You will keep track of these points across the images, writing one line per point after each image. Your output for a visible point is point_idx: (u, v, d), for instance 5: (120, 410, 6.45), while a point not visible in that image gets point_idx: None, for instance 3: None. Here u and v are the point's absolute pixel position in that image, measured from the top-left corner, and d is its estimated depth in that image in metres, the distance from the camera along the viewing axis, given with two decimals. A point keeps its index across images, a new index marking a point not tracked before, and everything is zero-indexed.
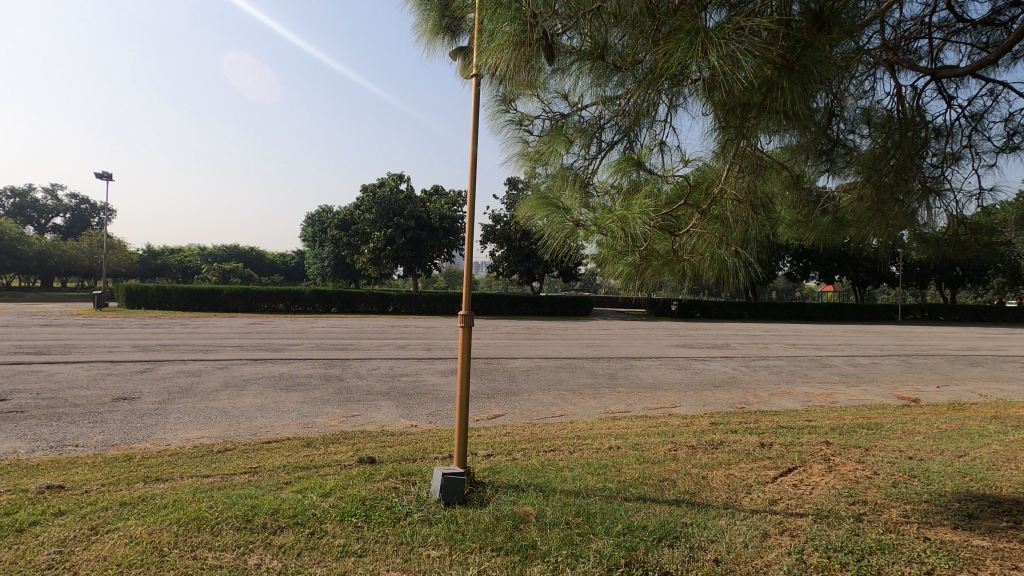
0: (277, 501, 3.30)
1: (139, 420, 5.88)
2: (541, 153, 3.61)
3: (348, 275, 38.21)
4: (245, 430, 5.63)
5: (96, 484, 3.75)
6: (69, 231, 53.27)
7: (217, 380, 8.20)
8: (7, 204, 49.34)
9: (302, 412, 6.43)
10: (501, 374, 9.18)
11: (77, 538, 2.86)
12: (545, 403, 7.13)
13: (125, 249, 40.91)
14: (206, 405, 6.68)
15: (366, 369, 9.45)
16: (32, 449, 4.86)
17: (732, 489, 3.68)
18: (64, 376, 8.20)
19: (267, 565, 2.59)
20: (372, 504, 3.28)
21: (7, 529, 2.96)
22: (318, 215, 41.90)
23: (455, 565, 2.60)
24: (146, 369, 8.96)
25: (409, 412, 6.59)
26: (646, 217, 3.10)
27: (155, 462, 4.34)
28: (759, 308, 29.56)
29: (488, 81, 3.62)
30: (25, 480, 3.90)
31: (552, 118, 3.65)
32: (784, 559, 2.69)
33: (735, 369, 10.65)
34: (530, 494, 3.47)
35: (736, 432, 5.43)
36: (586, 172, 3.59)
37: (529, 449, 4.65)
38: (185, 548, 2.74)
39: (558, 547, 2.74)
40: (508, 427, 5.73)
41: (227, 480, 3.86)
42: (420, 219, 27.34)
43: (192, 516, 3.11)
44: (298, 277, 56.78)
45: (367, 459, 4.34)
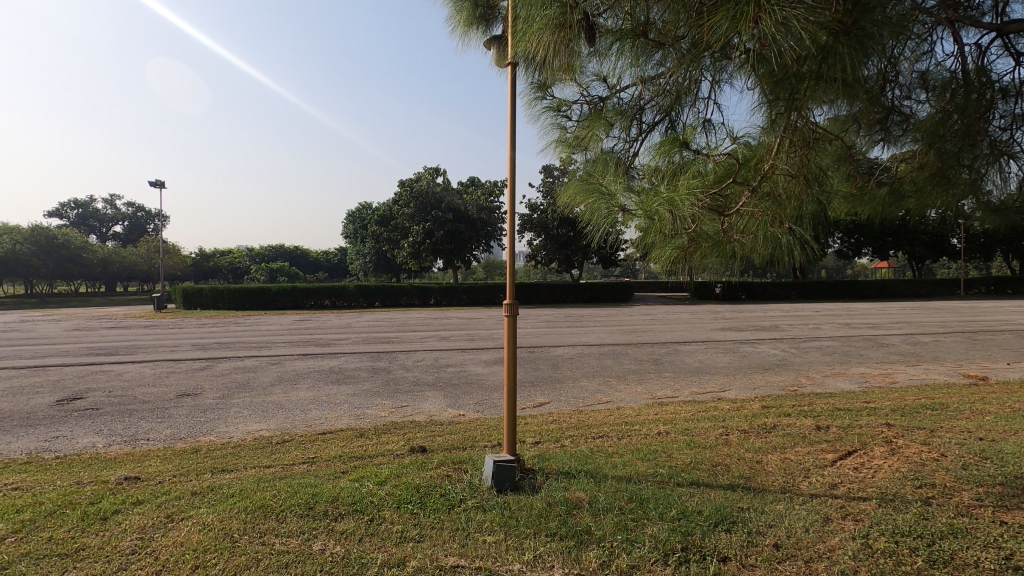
0: (337, 489, 3.43)
1: (202, 415, 6.18)
2: (580, 138, 3.57)
3: (389, 270, 38.96)
4: (300, 422, 5.85)
5: (168, 474, 3.98)
6: (127, 237, 56.23)
7: (271, 375, 8.53)
8: (72, 215, 52.52)
9: (354, 404, 6.63)
10: (544, 362, 9.20)
11: (156, 525, 3.04)
12: (591, 390, 7.13)
13: (179, 253, 42.89)
14: (262, 399, 6.96)
15: (412, 361, 9.64)
16: (109, 443, 5.19)
17: (789, 473, 3.59)
18: (132, 375, 8.69)
19: (331, 550, 2.69)
20: (426, 491, 3.36)
21: (94, 516, 3.18)
22: (358, 212, 42.85)
23: (511, 551, 2.63)
24: (205, 366, 9.41)
25: (456, 401, 6.69)
26: (693, 198, 3.04)
27: (220, 454, 4.57)
28: (808, 288, 28.57)
29: (524, 69, 3.61)
30: (105, 471, 4.18)
31: (590, 102, 3.60)
32: (848, 544, 2.61)
33: (786, 351, 10.35)
34: (581, 480, 3.47)
35: (789, 415, 5.29)
36: (627, 154, 3.54)
37: (577, 436, 4.66)
38: (253, 534, 2.88)
39: (613, 532, 2.75)
40: (555, 414, 5.75)
41: (288, 470, 4.02)
42: (457, 211, 27.59)
43: (258, 504, 3.26)
44: (341, 273, 58.37)
45: (418, 448, 4.44)
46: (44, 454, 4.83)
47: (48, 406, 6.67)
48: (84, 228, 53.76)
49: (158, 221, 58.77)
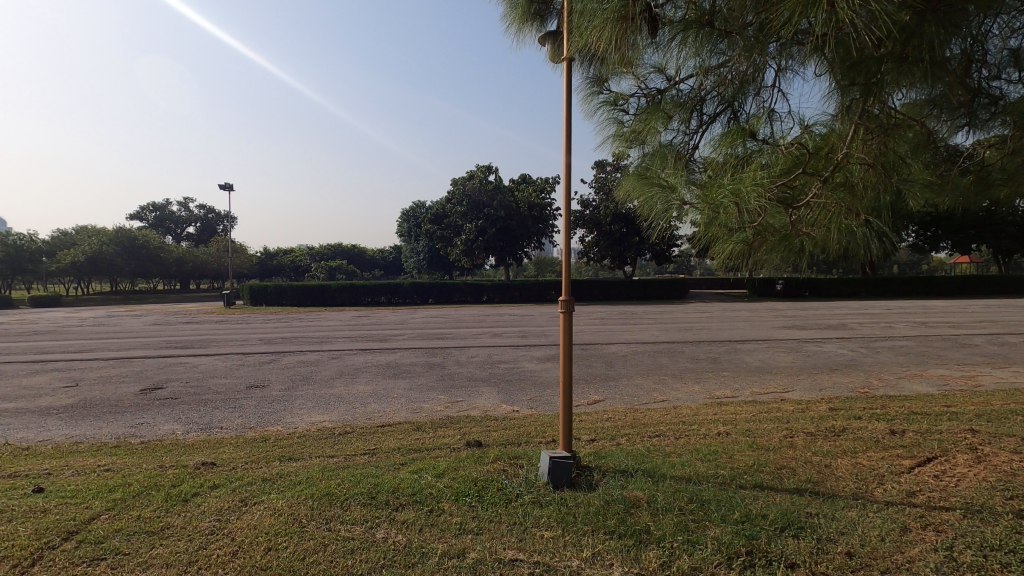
0: (397, 480, 3.53)
1: (270, 405, 6.50)
2: (637, 132, 3.52)
3: (442, 267, 39.47)
4: (361, 414, 6.05)
5: (241, 461, 4.21)
6: (199, 237, 59.85)
7: (332, 368, 8.86)
8: (151, 218, 56.39)
9: (410, 398, 6.80)
10: (598, 360, 9.11)
11: (231, 508, 3.23)
12: (646, 388, 7.01)
13: (245, 253, 45.13)
14: (325, 391, 7.24)
15: (466, 357, 9.77)
16: (187, 430, 5.54)
17: (861, 480, 3.41)
18: (206, 367, 9.24)
19: (393, 539, 2.78)
20: (483, 484, 3.41)
21: (176, 498, 3.41)
22: (412, 211, 43.76)
23: (569, 547, 2.64)
24: (272, 359, 9.88)
25: (510, 397, 6.74)
26: (760, 190, 2.92)
27: (288, 442, 4.80)
28: (879, 285, 26.93)
29: (581, 63, 3.60)
30: (184, 456, 4.48)
31: (647, 94, 3.54)
32: (929, 555, 2.45)
33: (855, 351, 9.81)
34: (639, 479, 3.42)
35: (860, 418, 5.01)
36: (687, 146, 3.47)
37: (633, 434, 4.60)
38: (321, 520, 3.00)
39: (673, 533, 2.70)
40: (610, 411, 5.69)
41: (351, 460, 4.17)
42: (509, 208, 27.72)
43: (323, 491, 3.40)
44: (396, 270, 59.75)
45: (474, 442, 4.50)
46: (131, 439, 5.22)
47: (133, 394, 7.19)
48: (162, 229, 57.70)
49: (228, 222, 62.25)
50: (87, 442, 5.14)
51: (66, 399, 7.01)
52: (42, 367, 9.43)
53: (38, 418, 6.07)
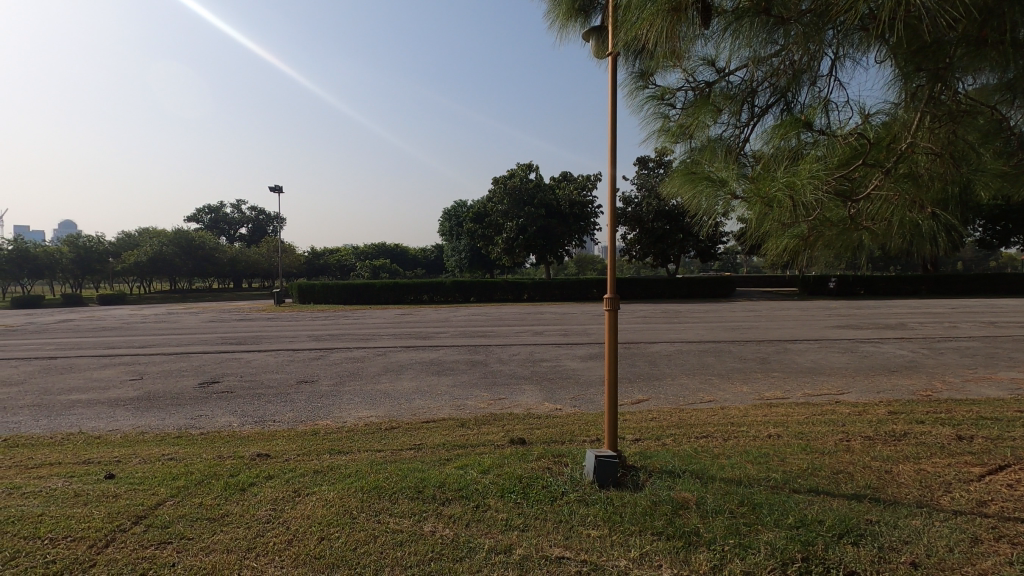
0: (443, 476, 3.58)
1: (319, 400, 6.70)
2: (685, 126, 3.47)
3: (483, 266, 39.74)
4: (406, 410, 6.16)
5: (293, 453, 4.37)
6: (251, 237, 62.10)
7: (378, 365, 9.06)
8: (207, 220, 59.06)
9: (454, 394, 6.87)
10: (642, 359, 8.98)
11: (285, 498, 3.36)
12: (692, 388, 6.86)
13: (294, 253, 46.65)
14: (371, 387, 7.41)
15: (508, 354, 9.81)
16: (243, 423, 5.78)
17: (926, 487, 3.23)
18: (259, 362, 9.61)
19: (440, 532, 2.82)
20: (528, 482, 3.42)
21: (235, 487, 3.57)
22: (454, 211, 44.21)
23: (616, 547, 2.61)
24: (320, 355, 10.18)
25: (552, 395, 6.73)
26: (818, 182, 2.81)
27: (337, 436, 4.94)
28: (941, 282, 25.46)
29: (626, 58, 3.57)
30: (241, 448, 4.67)
31: (695, 88, 3.47)
32: (1004, 569, 2.31)
33: (916, 352, 9.30)
34: (687, 480, 3.35)
35: (923, 423, 4.75)
36: (737, 140, 3.40)
37: (679, 435, 4.52)
38: (370, 512, 3.08)
39: (724, 536, 2.63)
40: (655, 411, 5.61)
41: (397, 455, 4.26)
42: (550, 207, 27.62)
43: (372, 484, 3.49)
44: (438, 269, 60.56)
45: (518, 439, 4.51)
46: (191, 430, 5.48)
47: (193, 388, 7.55)
48: (217, 230, 60.28)
49: (278, 223, 64.42)
50: (153, 432, 5.44)
51: (133, 391, 7.43)
52: (110, 361, 10.03)
53: (108, 409, 6.46)
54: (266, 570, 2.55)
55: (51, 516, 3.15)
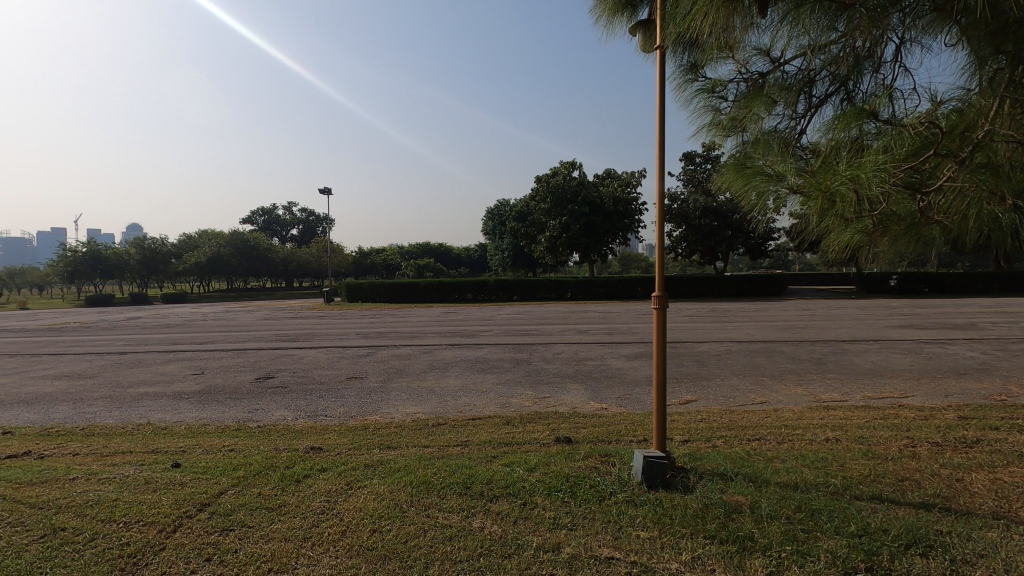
0: (490, 472, 3.60)
1: (369, 396, 6.87)
2: (737, 119, 3.39)
3: (526, 264, 39.76)
4: (451, 407, 6.24)
5: (345, 447, 4.50)
6: (301, 238, 64.14)
7: (423, 362, 9.21)
8: (260, 222, 61.53)
9: (499, 392, 6.91)
10: (689, 359, 8.78)
11: (338, 490, 3.46)
12: (743, 389, 6.66)
13: (342, 253, 47.97)
14: (417, 384, 7.56)
15: (552, 353, 9.79)
16: (297, 417, 5.99)
17: (1003, 498, 3.03)
18: (311, 359, 9.94)
19: (488, 529, 2.84)
20: (575, 481, 3.40)
21: (291, 478, 3.71)
22: (497, 209, 44.40)
23: (667, 549, 2.57)
24: (368, 353, 10.42)
25: (597, 394, 6.67)
26: (886, 173, 2.68)
27: (386, 431, 5.06)
28: (1017, 279, 23.77)
29: (675, 51, 3.52)
30: (296, 441, 4.84)
31: (749, 79, 3.38)
32: None
33: (989, 354, 8.71)
34: (740, 484, 3.26)
35: (998, 429, 4.45)
36: (793, 131, 3.31)
37: (730, 437, 4.39)
38: (420, 507, 3.13)
39: (781, 542, 2.55)
40: (704, 412, 5.48)
41: (444, 450, 4.32)
42: (594, 204, 27.35)
43: (421, 479, 3.55)
44: (481, 268, 61.02)
45: (564, 438, 4.50)
46: (249, 423, 5.72)
47: (250, 383, 7.89)
48: (270, 232, 62.62)
49: (326, 224, 66.36)
50: (213, 424, 5.70)
51: (195, 385, 7.82)
52: (174, 356, 10.59)
53: (173, 402, 6.82)
54: (322, 560, 2.63)
55: (125, 501, 3.35)
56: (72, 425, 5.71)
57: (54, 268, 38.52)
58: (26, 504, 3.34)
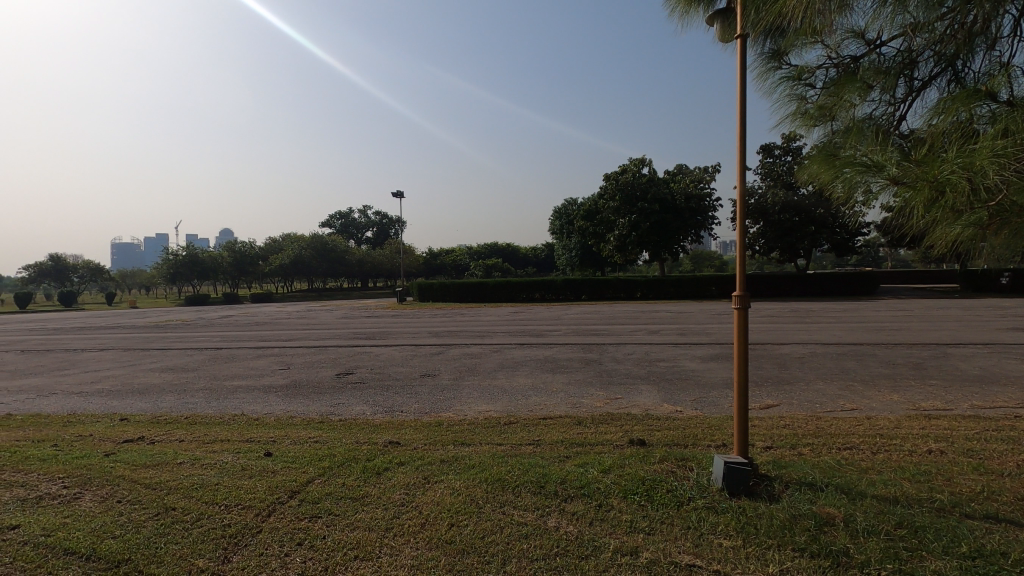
0: (564, 472, 3.60)
1: (442, 393, 7.05)
2: (826, 107, 3.21)
3: (594, 263, 39.36)
4: (523, 406, 6.29)
5: (421, 442, 4.63)
6: (376, 240, 66.79)
7: (494, 361, 9.34)
8: (338, 225, 64.68)
9: (570, 392, 6.88)
10: (769, 361, 8.37)
11: (416, 484, 3.58)
12: (830, 395, 6.27)
13: (413, 254, 49.50)
14: (488, 383, 7.67)
15: (622, 354, 9.62)
16: (375, 411, 6.26)
17: None
18: (386, 356, 10.32)
19: (564, 529, 2.84)
20: (652, 484, 3.32)
21: (372, 470, 3.88)
22: (564, 208, 44.29)
23: (752, 560, 2.46)
24: (440, 351, 10.69)
25: (671, 396, 6.50)
26: (1004, 160, 2.43)
27: (459, 428, 5.17)
28: None
29: (755, 39, 3.36)
30: (375, 435, 5.05)
31: (840, 64, 3.19)
32: None
33: None
34: (831, 495, 3.07)
35: None
36: (891, 118, 3.09)
37: (818, 444, 4.15)
38: (495, 503, 3.18)
39: (881, 560, 2.38)
40: (788, 418, 5.20)
41: (517, 449, 4.36)
42: (665, 201, 26.66)
43: (495, 477, 3.60)
44: (549, 267, 60.99)
45: (638, 440, 4.42)
46: (332, 416, 6.03)
47: (331, 379, 8.30)
48: (347, 235, 65.67)
49: (399, 226, 68.65)
50: (300, 417, 6.05)
51: (282, 380, 8.33)
52: (263, 352, 11.34)
53: (264, 395, 7.30)
54: (403, 550, 2.73)
55: (225, 485, 3.63)
56: (178, 414, 6.24)
57: (160, 271, 42.30)
58: (143, 484, 3.69)
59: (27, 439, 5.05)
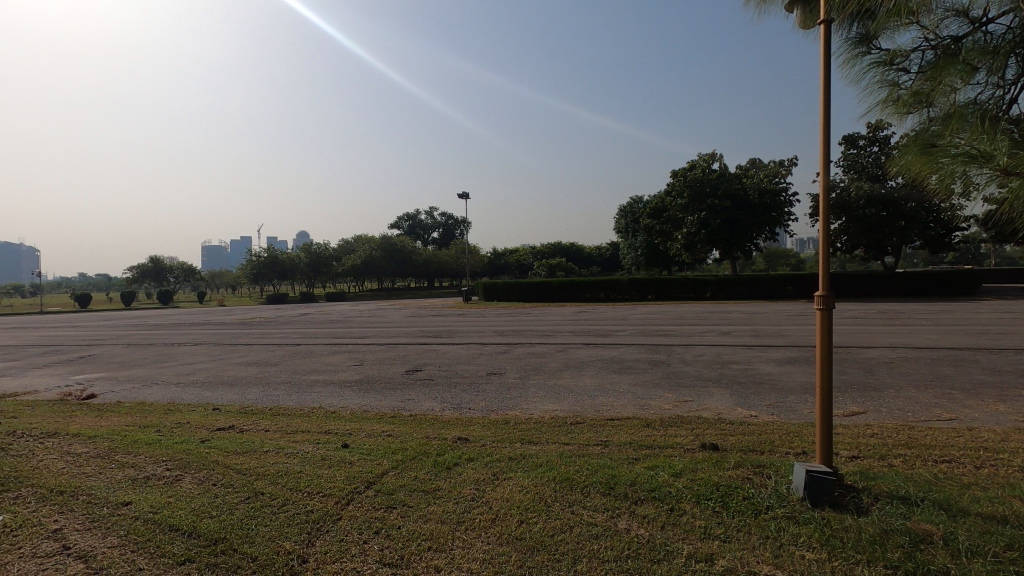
0: (634, 474, 3.54)
1: (508, 392, 7.13)
2: (922, 93, 3.00)
3: (662, 262, 38.41)
4: (589, 406, 6.26)
5: (489, 439, 4.71)
6: (443, 241, 68.28)
7: (559, 361, 9.31)
8: (406, 226, 66.71)
9: (637, 394, 6.76)
10: (854, 366, 7.85)
11: (485, 480, 3.64)
12: (924, 403, 5.80)
13: (478, 254, 50.22)
14: (554, 382, 7.66)
15: (692, 355, 9.34)
16: (443, 408, 6.43)
17: None
18: (453, 354, 10.55)
19: (635, 532, 2.80)
20: (727, 491, 3.21)
21: (443, 464, 3.98)
22: (631, 207, 43.50)
23: None
24: (505, 350, 10.79)
25: (745, 400, 6.24)
26: None
27: (527, 427, 5.21)
28: None
29: (842, 24, 3.19)
30: (444, 431, 5.17)
31: (939, 46, 2.97)
32: None
33: None
34: (929, 511, 2.84)
35: None
36: (1000, 102, 2.84)
37: (911, 456, 3.85)
38: (564, 503, 3.18)
39: None
40: (875, 427, 4.87)
41: (585, 449, 4.34)
42: (737, 197, 25.63)
43: (563, 476, 3.60)
44: (614, 266, 60.14)
45: (710, 444, 4.29)
46: (403, 411, 6.25)
47: (402, 375, 8.59)
48: (414, 236, 67.61)
49: (464, 227, 69.86)
50: (373, 411, 6.32)
51: (356, 375, 8.72)
52: (338, 348, 11.89)
53: (340, 389, 7.66)
54: (475, 544, 2.78)
55: (307, 474, 3.84)
56: (263, 406, 6.67)
57: (244, 271, 45.23)
58: (234, 469, 3.97)
59: (134, 424, 5.56)
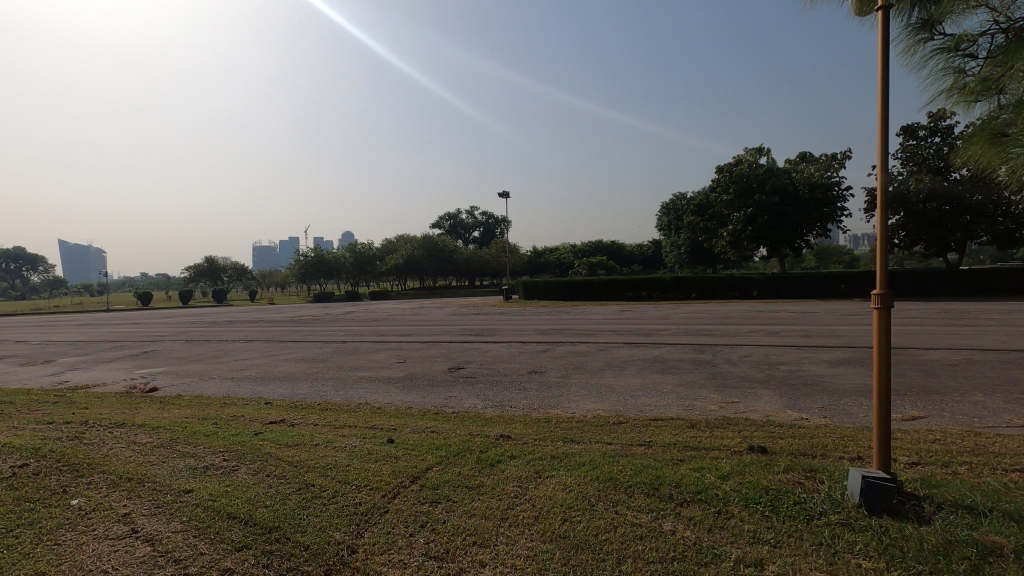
0: (678, 475, 3.49)
1: (550, 390, 7.13)
2: (991, 78, 2.83)
3: (706, 260, 37.55)
4: (632, 406, 6.19)
5: (531, 437, 4.73)
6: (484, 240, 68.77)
7: (600, 360, 9.24)
8: (447, 226, 67.53)
9: (681, 394, 6.64)
10: (913, 368, 7.46)
11: (528, 477, 3.66)
12: (992, 408, 5.47)
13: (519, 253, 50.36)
14: (596, 382, 7.61)
15: (738, 355, 9.11)
16: (485, 405, 6.49)
17: None
18: (494, 352, 10.62)
19: (681, 534, 2.76)
20: (777, 495, 3.12)
21: (485, 461, 4.03)
22: (675, 203, 42.66)
23: None
24: (546, 349, 10.79)
25: (795, 402, 6.04)
26: None
27: (569, 426, 5.20)
28: None
29: (901, 10, 3.04)
30: (487, 428, 5.22)
31: (1011, 28, 2.80)
32: None
33: None
34: (998, 522, 2.69)
35: None
36: None
37: (978, 463, 3.64)
38: (608, 503, 3.16)
39: None
40: (938, 432, 4.62)
41: (628, 449, 4.30)
42: (785, 193, 24.77)
43: (607, 475, 3.58)
44: (656, 265, 59.19)
45: (758, 447, 4.17)
46: (446, 408, 6.34)
47: (444, 372, 8.72)
48: (455, 235, 68.39)
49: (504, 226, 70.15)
50: (417, 407, 6.44)
51: (400, 372, 8.90)
52: (382, 346, 12.16)
53: (385, 386, 7.83)
54: (519, 540, 2.81)
55: (354, 467, 3.95)
56: (312, 401, 6.90)
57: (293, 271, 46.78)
58: (286, 461, 4.13)
59: (194, 416, 5.86)
